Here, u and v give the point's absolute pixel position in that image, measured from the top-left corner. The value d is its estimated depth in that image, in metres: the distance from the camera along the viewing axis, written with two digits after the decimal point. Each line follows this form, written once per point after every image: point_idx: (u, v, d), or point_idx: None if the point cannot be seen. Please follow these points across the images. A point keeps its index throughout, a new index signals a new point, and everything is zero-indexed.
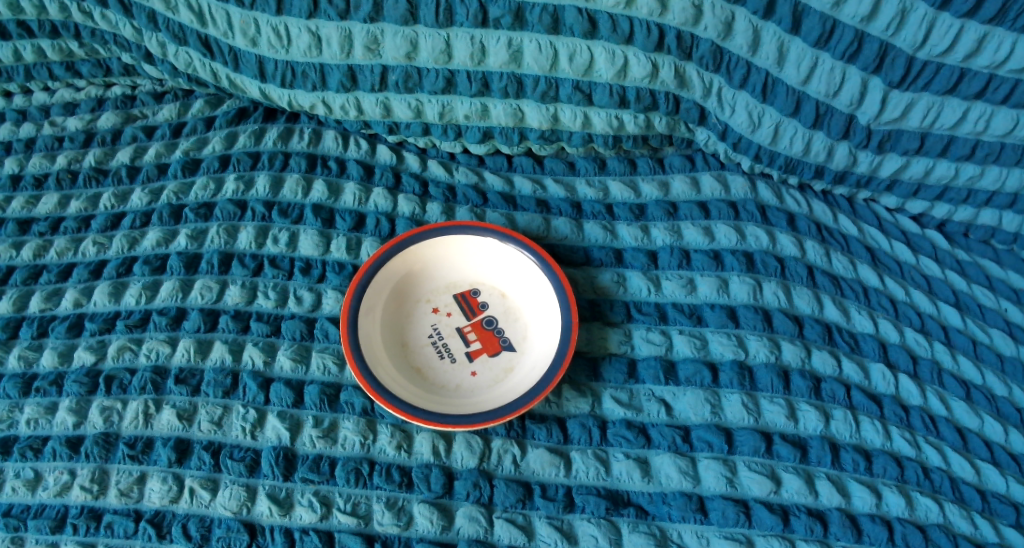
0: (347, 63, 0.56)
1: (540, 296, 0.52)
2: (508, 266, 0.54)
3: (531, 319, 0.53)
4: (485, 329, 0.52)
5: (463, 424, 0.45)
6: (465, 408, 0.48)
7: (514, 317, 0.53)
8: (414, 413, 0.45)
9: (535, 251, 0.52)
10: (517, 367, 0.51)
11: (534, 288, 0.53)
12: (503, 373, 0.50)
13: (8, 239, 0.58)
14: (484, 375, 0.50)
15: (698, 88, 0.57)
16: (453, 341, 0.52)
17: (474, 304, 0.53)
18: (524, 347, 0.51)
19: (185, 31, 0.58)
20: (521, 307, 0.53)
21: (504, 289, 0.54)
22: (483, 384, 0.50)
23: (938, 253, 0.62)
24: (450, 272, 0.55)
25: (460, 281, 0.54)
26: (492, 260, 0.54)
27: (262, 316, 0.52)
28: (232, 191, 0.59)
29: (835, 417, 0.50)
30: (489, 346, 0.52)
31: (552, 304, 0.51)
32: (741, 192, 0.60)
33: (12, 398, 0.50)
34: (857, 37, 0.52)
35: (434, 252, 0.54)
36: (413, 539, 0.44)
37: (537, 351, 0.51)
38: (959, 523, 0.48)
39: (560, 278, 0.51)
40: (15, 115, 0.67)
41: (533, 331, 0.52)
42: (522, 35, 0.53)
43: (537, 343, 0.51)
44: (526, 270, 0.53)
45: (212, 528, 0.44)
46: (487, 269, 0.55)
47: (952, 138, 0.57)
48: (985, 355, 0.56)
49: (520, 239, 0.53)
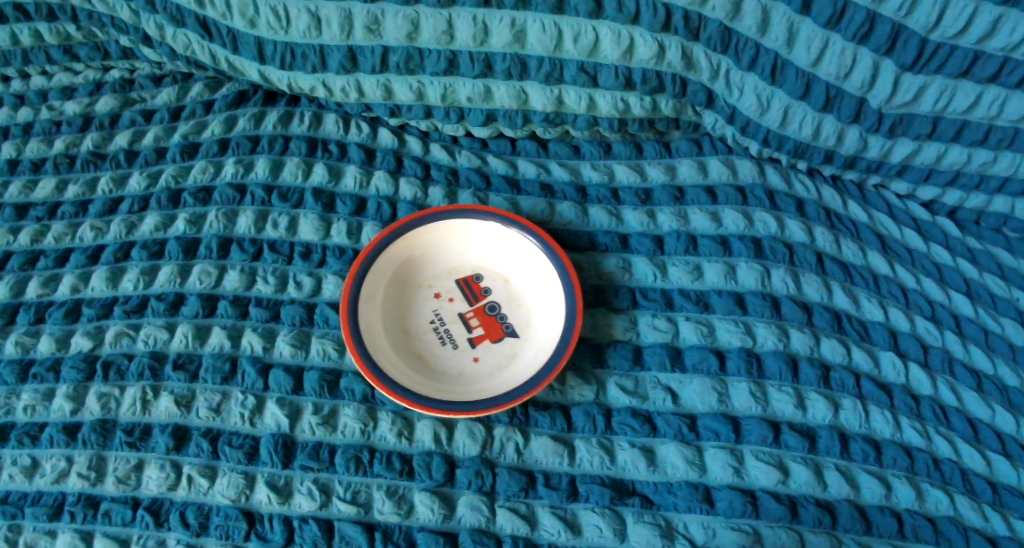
0: (347, 45, 0.55)
1: (543, 282, 0.51)
2: (513, 251, 0.53)
3: (535, 306, 0.52)
4: (488, 315, 0.51)
5: (466, 411, 0.45)
6: (466, 396, 0.47)
7: (518, 304, 0.52)
8: (415, 400, 0.45)
9: (542, 235, 0.51)
10: (520, 354, 0.50)
11: (539, 274, 0.52)
12: (507, 360, 0.50)
13: (6, 224, 0.58)
14: (486, 361, 0.49)
15: (706, 71, 0.55)
16: (455, 327, 0.51)
17: (477, 290, 0.52)
18: (528, 333, 0.50)
19: (183, 12, 0.57)
20: (525, 293, 0.52)
21: (507, 275, 0.53)
22: (486, 371, 0.49)
23: (949, 240, 0.61)
24: (453, 257, 0.54)
25: (463, 267, 0.53)
26: (495, 245, 0.53)
27: (262, 301, 0.52)
28: (232, 174, 0.58)
29: (844, 406, 0.49)
30: (492, 332, 0.51)
31: (559, 291, 0.50)
32: (750, 176, 0.59)
33: (9, 385, 0.50)
34: (869, 18, 0.51)
35: (435, 237, 0.53)
36: (414, 528, 0.44)
37: (541, 338, 0.50)
38: (969, 516, 0.47)
39: (565, 264, 0.50)
40: (14, 99, 0.66)
41: (537, 317, 0.51)
42: (526, 15, 0.52)
43: (541, 330, 0.50)
44: (530, 255, 0.52)
45: (210, 517, 0.44)
46: (490, 254, 0.54)
47: (965, 122, 0.56)
48: (997, 345, 0.55)
49: (524, 223, 0.52)
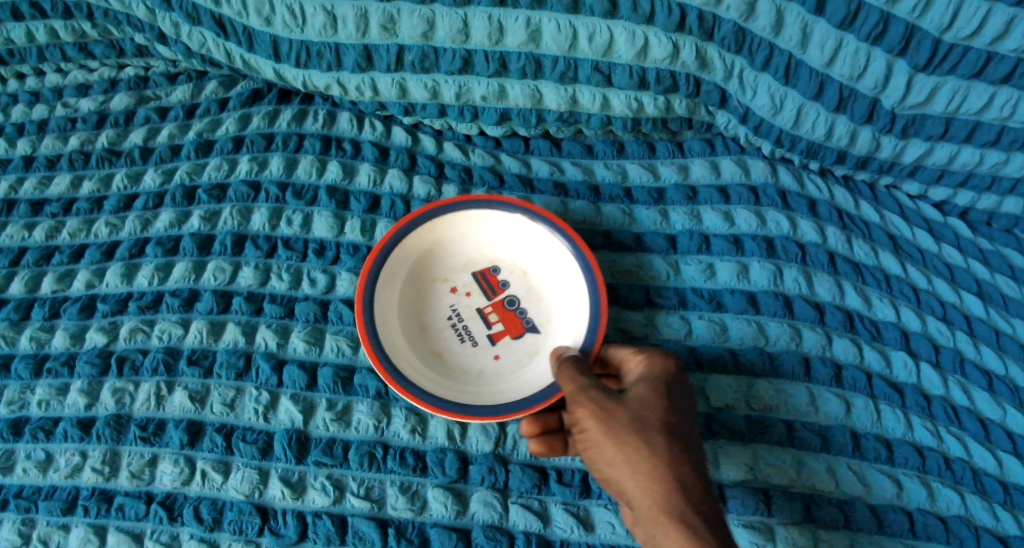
0: (363, 43, 0.55)
1: (563, 277, 0.52)
2: (530, 243, 0.53)
3: (554, 299, 0.52)
4: (507, 310, 0.51)
5: (491, 416, 0.45)
6: (487, 398, 0.48)
7: (537, 297, 0.52)
8: (437, 405, 0.45)
9: (564, 230, 0.51)
10: (541, 351, 0.50)
11: (558, 267, 0.52)
12: (527, 357, 0.50)
13: (21, 220, 0.58)
14: (507, 359, 0.50)
15: (720, 71, 0.56)
16: (473, 323, 0.51)
17: (495, 284, 0.52)
18: (549, 328, 0.51)
19: (199, 11, 0.58)
20: (544, 286, 0.52)
21: (525, 267, 0.53)
22: (506, 369, 0.50)
23: (960, 241, 0.61)
24: (468, 250, 0.53)
25: (479, 259, 0.53)
26: (512, 237, 0.53)
27: (276, 298, 0.52)
28: (246, 171, 0.58)
29: (857, 405, 0.49)
30: (512, 328, 0.51)
31: (583, 288, 0.50)
32: (762, 176, 0.59)
33: (24, 379, 0.50)
34: (883, 19, 0.51)
35: (449, 228, 0.53)
36: (428, 524, 0.44)
37: (562, 334, 0.50)
38: (981, 516, 0.48)
39: (587, 258, 0.50)
40: (29, 97, 0.66)
41: (556, 311, 0.51)
42: (541, 15, 0.53)
43: (561, 325, 0.51)
44: (548, 247, 0.52)
45: (224, 512, 0.45)
46: (506, 246, 0.53)
47: (977, 123, 0.56)
48: (1009, 345, 0.55)
49: (542, 213, 0.51)
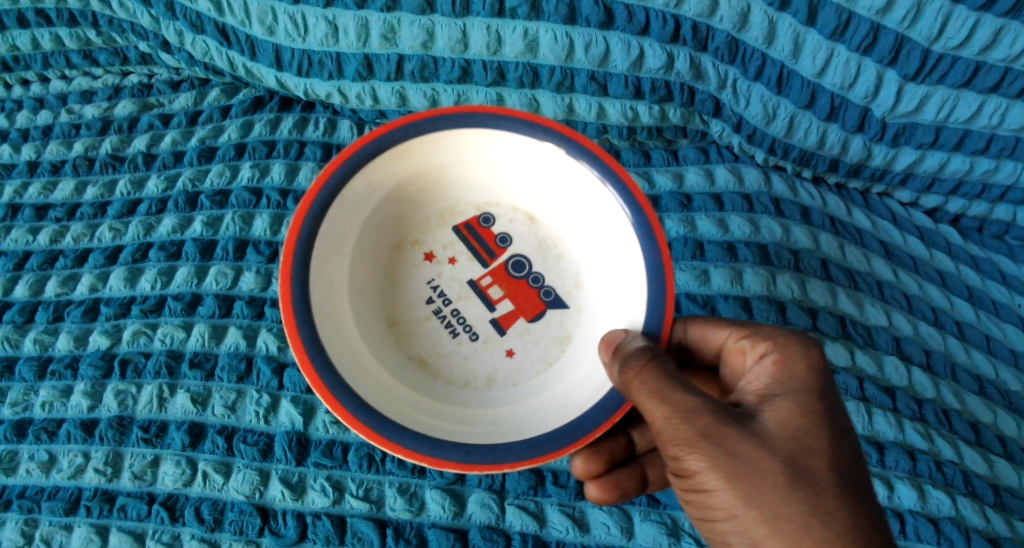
0: (363, 53, 0.56)
1: (590, 221, 0.44)
2: (538, 176, 0.45)
3: (581, 251, 0.44)
4: (512, 281, 0.43)
5: (525, 459, 0.37)
6: (506, 422, 0.40)
7: (558, 255, 0.45)
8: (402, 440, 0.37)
9: (590, 155, 0.42)
10: (575, 334, 0.43)
11: (582, 206, 0.44)
12: (557, 346, 0.43)
13: (26, 224, 0.59)
14: (528, 354, 0.42)
15: (714, 80, 0.57)
16: (468, 301, 0.43)
17: (489, 242, 0.44)
18: (579, 300, 0.44)
19: (203, 19, 0.59)
20: (564, 237, 0.45)
21: (534, 213, 0.45)
22: (531, 366, 0.42)
23: (951, 248, 0.62)
24: (445, 197, 0.45)
25: (464, 207, 0.45)
26: (506, 167, 0.45)
27: (277, 303, 0.53)
28: (248, 178, 0.59)
29: (847, 409, 0.50)
30: (527, 309, 0.43)
31: (623, 248, 0.42)
32: (755, 184, 0.60)
33: (28, 381, 0.51)
34: (873, 29, 0.52)
35: (408, 170, 0.44)
36: (425, 524, 0.45)
37: (599, 301, 0.43)
38: (972, 517, 0.49)
39: (631, 193, 0.42)
40: (31, 103, 0.67)
41: (585, 269, 0.44)
42: (539, 25, 0.54)
43: (595, 292, 0.44)
44: (568, 184, 0.44)
45: (225, 512, 0.46)
46: (505, 182, 0.45)
47: (968, 131, 0.56)
48: (999, 350, 0.56)
49: (554, 132, 0.43)
